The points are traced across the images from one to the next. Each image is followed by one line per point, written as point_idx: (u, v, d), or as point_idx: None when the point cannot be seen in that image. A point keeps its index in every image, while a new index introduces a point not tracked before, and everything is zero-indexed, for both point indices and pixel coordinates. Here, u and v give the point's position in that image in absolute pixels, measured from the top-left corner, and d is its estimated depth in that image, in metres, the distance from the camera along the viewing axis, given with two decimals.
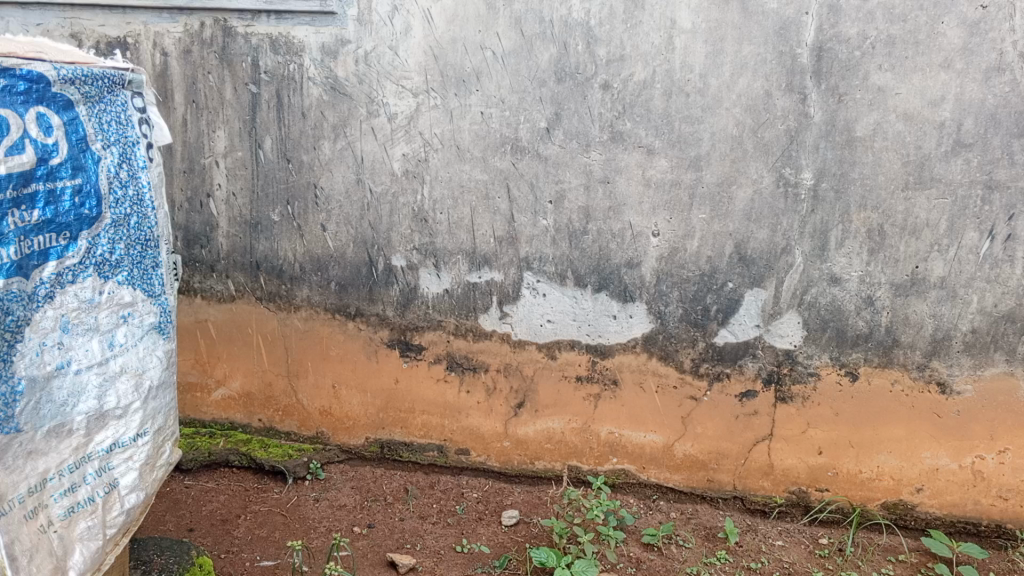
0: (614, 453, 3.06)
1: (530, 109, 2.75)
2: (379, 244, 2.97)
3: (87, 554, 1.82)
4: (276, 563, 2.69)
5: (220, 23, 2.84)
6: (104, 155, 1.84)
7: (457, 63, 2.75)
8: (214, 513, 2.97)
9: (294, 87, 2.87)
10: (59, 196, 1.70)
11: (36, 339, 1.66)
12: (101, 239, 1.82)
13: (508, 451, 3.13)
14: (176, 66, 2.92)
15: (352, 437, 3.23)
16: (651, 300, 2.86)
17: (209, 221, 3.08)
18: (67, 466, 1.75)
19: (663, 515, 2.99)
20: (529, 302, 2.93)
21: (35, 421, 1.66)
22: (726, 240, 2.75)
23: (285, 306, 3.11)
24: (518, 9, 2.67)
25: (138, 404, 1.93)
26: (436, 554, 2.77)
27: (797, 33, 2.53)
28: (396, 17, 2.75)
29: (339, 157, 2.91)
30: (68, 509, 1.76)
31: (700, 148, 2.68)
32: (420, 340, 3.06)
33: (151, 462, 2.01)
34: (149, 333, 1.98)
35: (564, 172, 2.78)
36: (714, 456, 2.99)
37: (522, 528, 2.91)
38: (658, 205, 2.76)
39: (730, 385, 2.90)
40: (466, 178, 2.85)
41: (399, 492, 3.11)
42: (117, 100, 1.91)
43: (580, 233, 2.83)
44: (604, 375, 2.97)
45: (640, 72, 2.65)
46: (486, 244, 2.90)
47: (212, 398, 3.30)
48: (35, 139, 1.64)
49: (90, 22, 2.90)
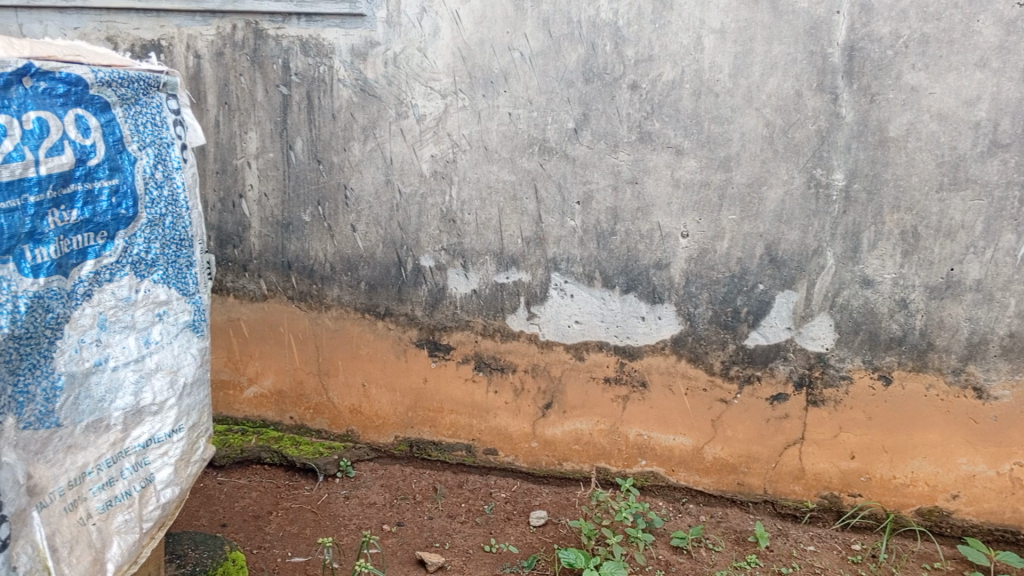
0: (643, 455, 3.05)
1: (558, 110, 2.75)
2: (408, 244, 2.99)
3: (124, 547, 1.85)
4: (306, 559, 2.72)
5: (252, 26, 2.89)
6: (140, 157, 1.88)
7: (486, 64, 2.76)
8: (246, 509, 3.02)
9: (325, 89, 2.90)
10: (97, 197, 1.74)
11: (74, 336, 1.70)
12: (137, 239, 1.86)
13: (536, 452, 3.13)
14: (209, 69, 2.97)
15: (381, 436, 3.26)
16: (681, 302, 2.84)
17: (242, 221, 3.13)
18: (105, 460, 1.79)
19: (693, 518, 2.98)
20: (557, 303, 2.94)
21: (74, 416, 1.70)
22: (757, 241, 2.73)
23: (316, 306, 3.14)
24: (546, 10, 2.67)
25: (173, 400, 1.97)
26: (464, 553, 2.78)
27: (828, 32, 2.51)
28: (425, 19, 2.77)
29: (369, 158, 2.94)
30: (105, 503, 1.80)
31: (730, 148, 2.66)
32: (449, 340, 3.07)
33: (186, 457, 2.04)
34: (184, 331, 2.02)
35: (592, 173, 2.78)
36: (743, 459, 2.96)
37: (550, 528, 2.91)
38: (687, 205, 2.74)
39: (760, 387, 2.87)
40: (494, 179, 2.86)
41: (427, 491, 3.13)
42: (152, 102, 1.95)
43: (608, 234, 2.82)
44: (632, 376, 2.96)
45: (669, 72, 2.64)
46: (514, 244, 2.91)
47: (244, 396, 3.35)
48: (74, 140, 1.68)
49: (126, 26, 2.97)
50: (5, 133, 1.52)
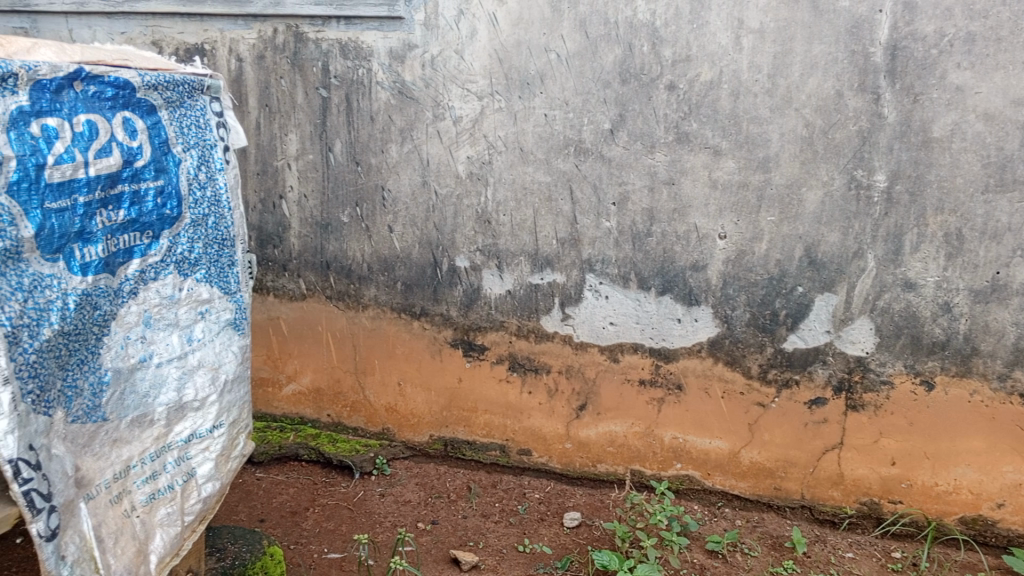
0: (678, 458, 3.02)
1: (594, 111, 2.75)
2: (444, 245, 3.01)
3: (166, 539, 1.90)
4: (342, 556, 2.76)
5: (292, 29, 2.93)
6: (184, 158, 1.93)
7: (522, 65, 2.77)
8: (284, 505, 3.06)
9: (363, 91, 2.94)
10: (143, 197, 1.79)
11: (120, 333, 1.75)
12: (181, 238, 1.91)
13: (569, 453, 3.13)
14: (251, 72, 3.03)
15: (416, 435, 3.28)
16: (718, 304, 2.82)
17: (282, 222, 3.18)
18: (149, 454, 1.84)
19: (728, 522, 2.95)
20: (592, 304, 2.93)
21: (120, 410, 1.75)
22: (796, 243, 2.69)
23: (354, 305, 3.18)
24: (582, 11, 2.67)
25: (214, 397, 2.01)
26: (498, 553, 2.79)
27: (870, 31, 2.47)
28: (462, 21, 2.79)
29: (406, 160, 2.97)
30: (149, 496, 1.84)
31: (769, 149, 2.64)
32: (483, 340, 3.09)
33: (226, 453, 2.08)
34: (225, 329, 2.06)
35: (628, 173, 2.77)
36: (781, 464, 2.92)
37: (584, 530, 2.90)
38: (725, 207, 2.72)
39: (798, 391, 2.84)
40: (530, 181, 2.87)
41: (462, 490, 3.15)
42: (196, 105, 2.00)
43: (644, 235, 2.81)
44: (668, 379, 2.94)
45: (707, 73, 2.62)
46: (549, 245, 2.91)
47: (283, 393, 3.40)
48: (122, 142, 1.73)
49: (171, 30, 3.03)
50: (57, 135, 1.56)
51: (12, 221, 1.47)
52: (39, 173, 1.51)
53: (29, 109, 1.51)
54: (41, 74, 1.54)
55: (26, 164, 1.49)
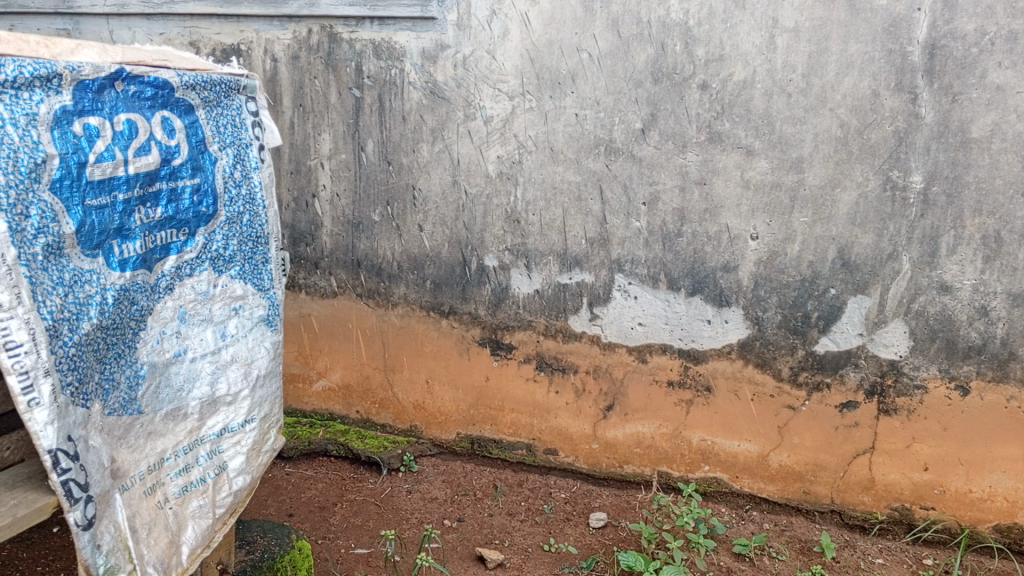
0: (706, 460, 3.00)
1: (626, 110, 2.74)
2: (473, 244, 3.03)
3: (198, 531, 1.93)
4: (369, 551, 2.78)
5: (326, 29, 2.96)
6: (221, 157, 1.96)
7: (554, 65, 2.77)
8: (312, 500, 3.09)
9: (396, 91, 2.96)
10: (180, 195, 1.82)
11: (156, 328, 1.78)
12: (216, 236, 1.94)
13: (596, 453, 3.12)
14: (286, 72, 3.06)
15: (444, 433, 3.30)
16: (748, 305, 2.80)
17: (314, 220, 3.22)
18: (182, 448, 1.87)
19: (756, 525, 2.93)
20: (621, 305, 2.92)
21: (155, 404, 1.78)
22: (829, 245, 2.66)
23: (383, 303, 3.20)
24: (615, 11, 2.67)
25: (246, 392, 2.04)
26: (524, 551, 2.80)
27: (908, 29, 2.43)
28: (494, 21, 2.80)
29: (436, 159, 2.98)
30: (182, 488, 1.87)
31: (802, 149, 2.61)
32: (511, 339, 3.09)
33: (257, 447, 2.11)
34: (258, 325, 2.09)
35: (659, 173, 2.76)
36: (811, 468, 2.89)
37: (610, 531, 2.89)
38: (757, 207, 2.69)
39: (829, 394, 2.80)
40: (560, 180, 2.87)
41: (488, 488, 3.16)
42: (232, 104, 2.02)
43: (675, 235, 2.80)
44: (697, 380, 2.92)
45: (741, 72, 2.60)
46: (578, 245, 2.91)
47: (313, 389, 3.44)
48: (160, 141, 1.76)
49: (208, 31, 3.08)
50: (98, 134, 1.59)
51: (54, 217, 1.50)
52: (80, 171, 1.55)
53: (72, 108, 1.54)
54: (83, 74, 1.58)
55: (68, 162, 1.52)
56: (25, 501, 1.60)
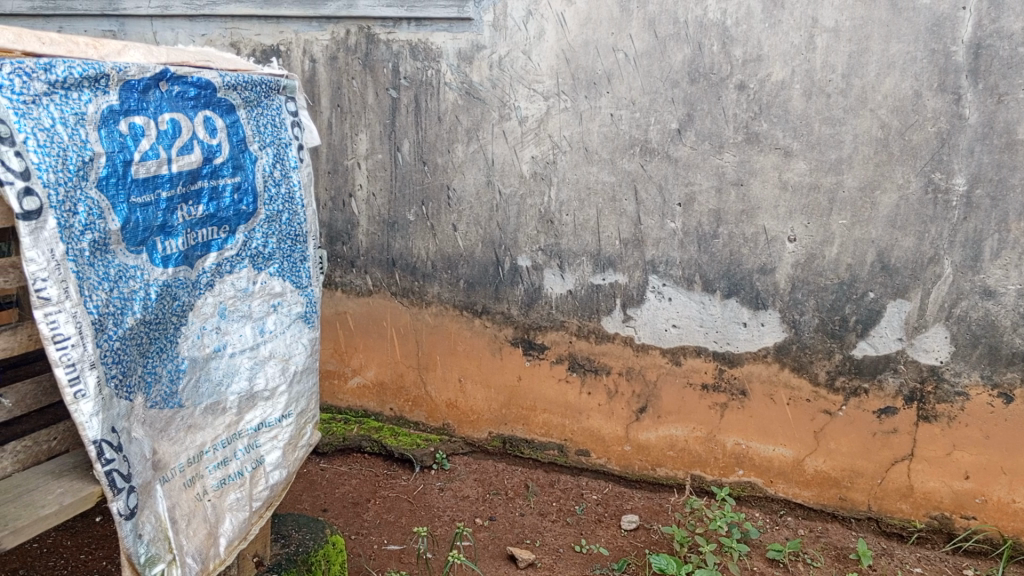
0: (740, 464, 2.98)
1: (661, 111, 2.73)
2: (506, 244, 3.03)
3: (235, 523, 1.96)
4: (401, 548, 2.81)
5: (364, 31, 3.00)
6: (261, 156, 1.99)
7: (589, 65, 2.77)
8: (346, 496, 3.13)
9: (432, 92, 2.98)
10: (221, 193, 1.86)
11: (197, 323, 1.82)
12: (256, 233, 1.97)
13: (629, 455, 3.11)
14: (324, 72, 3.10)
15: (476, 432, 3.32)
16: (785, 308, 2.76)
17: (351, 220, 3.25)
18: (221, 441, 1.90)
19: (790, 531, 2.89)
20: (654, 306, 2.91)
21: (195, 397, 1.82)
22: (868, 247, 2.62)
23: (417, 302, 3.23)
24: (652, 11, 2.66)
25: (284, 387, 2.07)
26: (554, 552, 2.80)
27: (952, 29, 2.39)
28: (531, 22, 2.81)
29: (471, 160, 3.00)
30: (220, 481, 1.91)
31: (841, 151, 2.57)
32: (544, 340, 3.10)
33: (294, 442, 2.14)
34: (296, 322, 2.12)
35: (695, 174, 2.74)
36: (847, 474, 2.85)
37: (642, 533, 2.88)
38: (795, 209, 2.66)
39: (867, 400, 2.76)
40: (593, 181, 2.86)
41: (520, 488, 3.16)
42: (273, 104, 2.06)
43: (710, 237, 2.78)
44: (731, 384, 2.90)
45: (779, 72, 2.57)
46: (611, 246, 2.90)
47: (348, 386, 3.48)
48: (202, 140, 1.80)
49: (249, 32, 3.13)
50: (143, 133, 1.63)
51: (101, 214, 1.54)
52: (126, 169, 1.59)
53: (118, 108, 1.58)
54: (130, 74, 1.61)
55: (114, 160, 1.56)
56: (71, 489, 1.65)
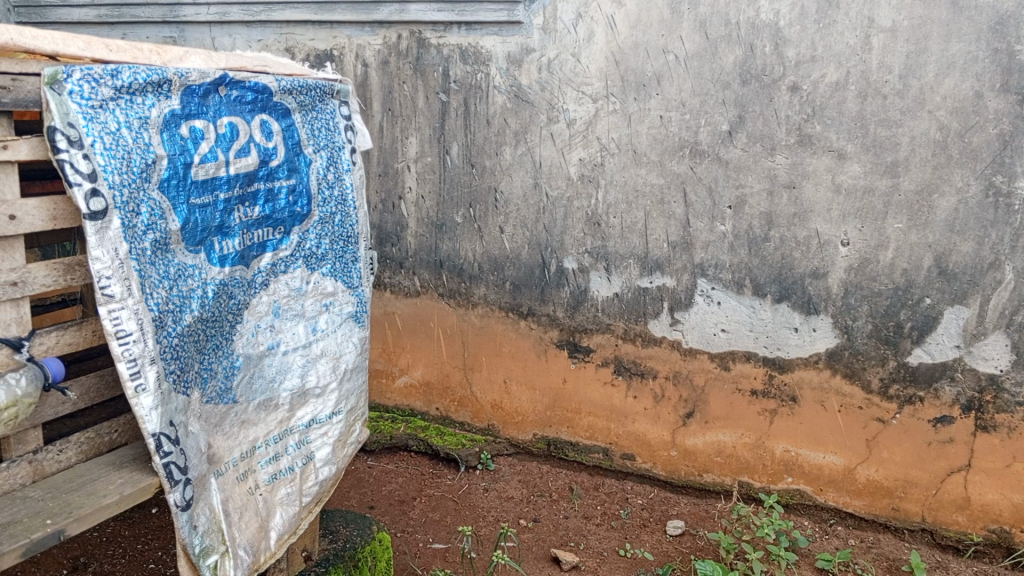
0: (790, 472, 2.93)
1: (711, 112, 2.70)
2: (553, 246, 3.04)
3: (286, 517, 2.00)
4: (446, 546, 2.84)
5: (415, 35, 3.03)
6: (315, 159, 2.03)
7: (639, 67, 2.76)
8: (393, 494, 3.17)
9: (481, 95, 3.01)
10: (276, 195, 1.91)
11: (252, 321, 1.87)
12: (310, 234, 2.02)
13: (675, 460, 3.09)
14: (375, 76, 3.15)
15: (521, 433, 3.33)
16: (838, 314, 2.71)
17: (400, 221, 3.29)
18: (273, 437, 1.95)
19: (841, 541, 2.84)
20: (703, 309, 2.88)
21: (249, 393, 1.87)
22: (925, 252, 2.56)
23: (464, 303, 3.25)
24: (703, 12, 2.64)
25: (334, 384, 2.11)
26: (599, 555, 2.79)
27: (1016, 27, 2.31)
28: (580, 24, 2.81)
29: (519, 162, 3.01)
30: (272, 476, 1.95)
31: (898, 153, 2.52)
32: (589, 342, 3.09)
33: (344, 439, 2.18)
34: (347, 321, 2.15)
35: (746, 177, 2.70)
36: (900, 484, 2.78)
37: (688, 539, 2.86)
38: (849, 212, 2.61)
39: (922, 408, 2.69)
40: (642, 183, 2.85)
41: (564, 490, 3.16)
42: (327, 108, 2.10)
43: (761, 240, 2.74)
44: (781, 390, 2.86)
45: (833, 73, 2.53)
46: (659, 249, 2.88)
47: (396, 385, 3.52)
48: (258, 143, 1.84)
49: (303, 37, 3.19)
50: (203, 136, 1.68)
51: (162, 215, 1.60)
52: (186, 171, 1.64)
53: (179, 112, 1.64)
54: (191, 80, 1.66)
55: (175, 163, 1.62)
56: (131, 480, 1.71)
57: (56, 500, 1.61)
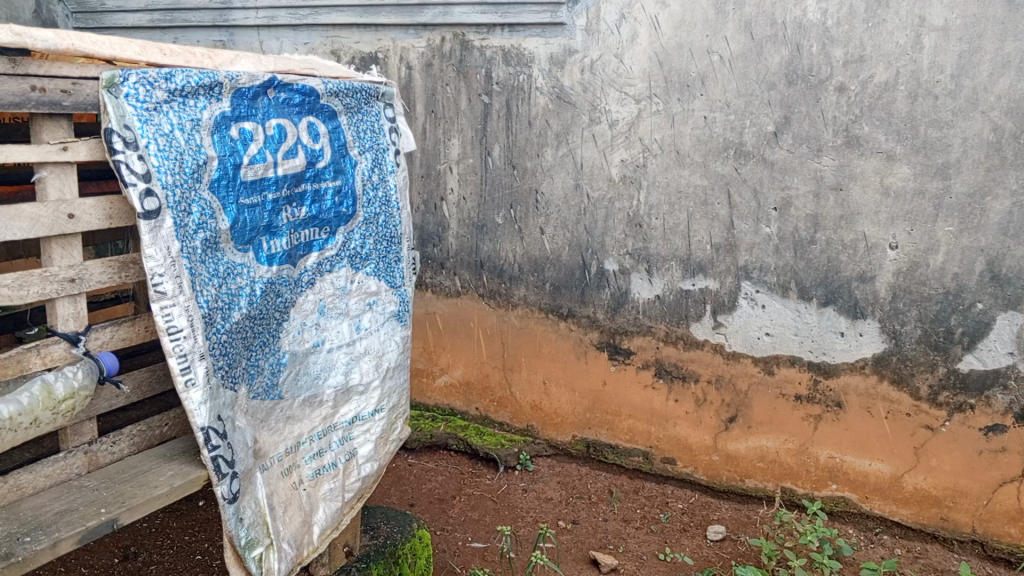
0: (834, 479, 2.88)
1: (757, 113, 2.67)
2: (594, 247, 3.03)
3: (328, 513, 2.03)
4: (485, 546, 2.85)
5: (458, 37, 3.06)
6: (360, 160, 2.06)
7: (682, 68, 2.74)
8: (432, 492, 3.20)
9: (523, 96, 3.02)
10: (323, 196, 1.94)
11: (298, 319, 1.90)
12: (355, 235, 2.05)
13: (717, 465, 3.05)
14: (419, 79, 3.18)
15: (560, 434, 3.33)
16: (885, 318, 2.66)
17: (442, 222, 3.31)
18: (317, 433, 1.98)
19: (887, 550, 2.79)
20: (746, 313, 2.85)
21: (294, 389, 1.90)
22: (977, 256, 2.50)
23: (504, 304, 3.26)
24: (748, 12, 2.61)
25: (377, 382, 2.14)
26: (638, 558, 2.79)
27: None
28: (623, 25, 2.80)
29: (560, 164, 3.01)
30: (316, 471, 1.99)
31: (949, 155, 2.46)
32: (630, 344, 3.08)
33: (385, 436, 2.20)
34: (390, 320, 2.18)
35: (792, 178, 2.67)
36: (949, 493, 2.72)
37: (729, 544, 2.84)
38: (898, 215, 2.56)
39: (973, 416, 2.63)
40: (685, 183, 2.83)
41: (603, 493, 3.16)
42: (372, 110, 2.13)
43: (807, 243, 2.70)
44: (827, 396, 2.81)
45: (882, 73, 2.49)
46: (702, 251, 2.86)
47: (436, 384, 3.54)
48: (306, 144, 1.88)
49: (348, 40, 3.23)
50: (252, 138, 1.72)
51: (212, 215, 1.64)
52: (236, 172, 1.68)
53: (229, 114, 1.68)
54: (241, 83, 1.70)
55: (225, 164, 1.66)
56: (180, 472, 1.76)
57: (109, 490, 1.66)
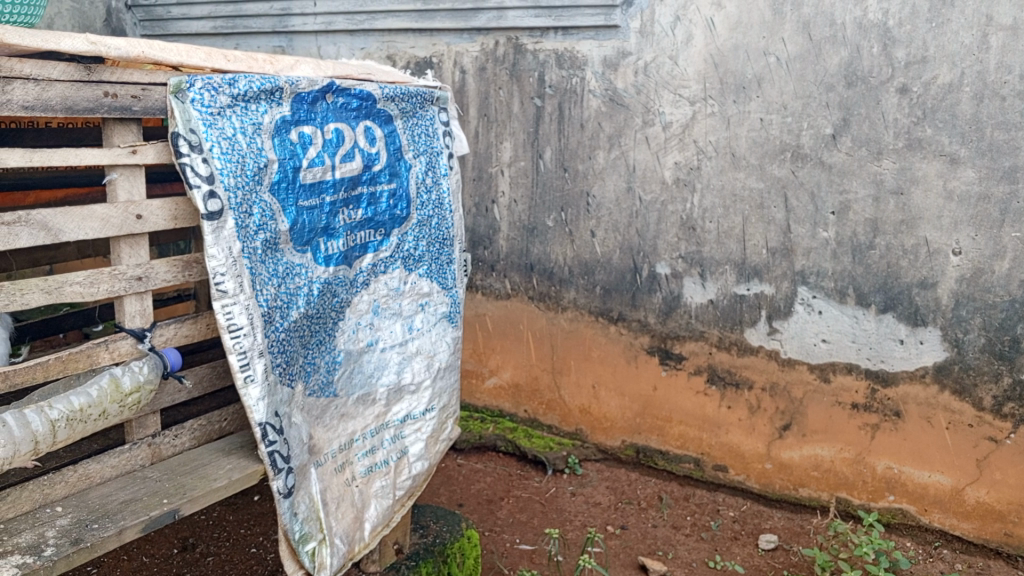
0: (892, 490, 2.80)
1: (815, 115, 2.62)
2: (645, 251, 3.02)
3: (380, 510, 2.06)
4: (533, 548, 2.87)
5: (512, 41, 3.08)
6: (415, 163, 2.10)
7: (738, 69, 2.71)
8: (481, 493, 3.22)
9: (576, 99, 3.02)
10: (378, 198, 1.98)
11: (353, 319, 1.94)
12: (409, 237, 2.08)
13: (770, 473, 3.00)
14: (472, 82, 3.20)
15: (609, 439, 3.31)
16: (947, 326, 2.59)
17: (493, 225, 3.32)
18: (370, 430, 2.02)
19: (946, 565, 2.71)
20: (803, 319, 2.80)
21: (348, 387, 1.94)
22: None
23: (554, 307, 3.26)
24: (807, 13, 2.57)
25: (428, 382, 2.17)
26: (687, 566, 2.77)
27: None
28: (678, 27, 2.78)
29: (613, 166, 3.00)
30: (368, 468, 2.02)
31: (1017, 158, 2.38)
32: (682, 349, 3.05)
33: (436, 435, 2.23)
34: (441, 321, 2.20)
35: (851, 181, 2.61)
36: (1014, 508, 2.63)
37: (781, 554, 2.80)
38: (962, 220, 2.49)
39: None
40: (740, 187, 2.79)
41: (652, 498, 3.14)
42: (427, 114, 2.16)
43: (866, 248, 2.64)
44: (885, 405, 2.74)
45: (946, 74, 2.42)
46: (758, 255, 2.82)
47: (485, 386, 3.54)
48: (362, 148, 1.91)
49: (403, 45, 3.27)
50: (311, 141, 1.77)
51: (272, 216, 1.68)
52: (295, 175, 1.72)
53: (289, 118, 1.72)
54: (300, 87, 1.75)
55: (286, 167, 1.70)
56: (239, 466, 1.81)
57: (172, 482, 1.72)
